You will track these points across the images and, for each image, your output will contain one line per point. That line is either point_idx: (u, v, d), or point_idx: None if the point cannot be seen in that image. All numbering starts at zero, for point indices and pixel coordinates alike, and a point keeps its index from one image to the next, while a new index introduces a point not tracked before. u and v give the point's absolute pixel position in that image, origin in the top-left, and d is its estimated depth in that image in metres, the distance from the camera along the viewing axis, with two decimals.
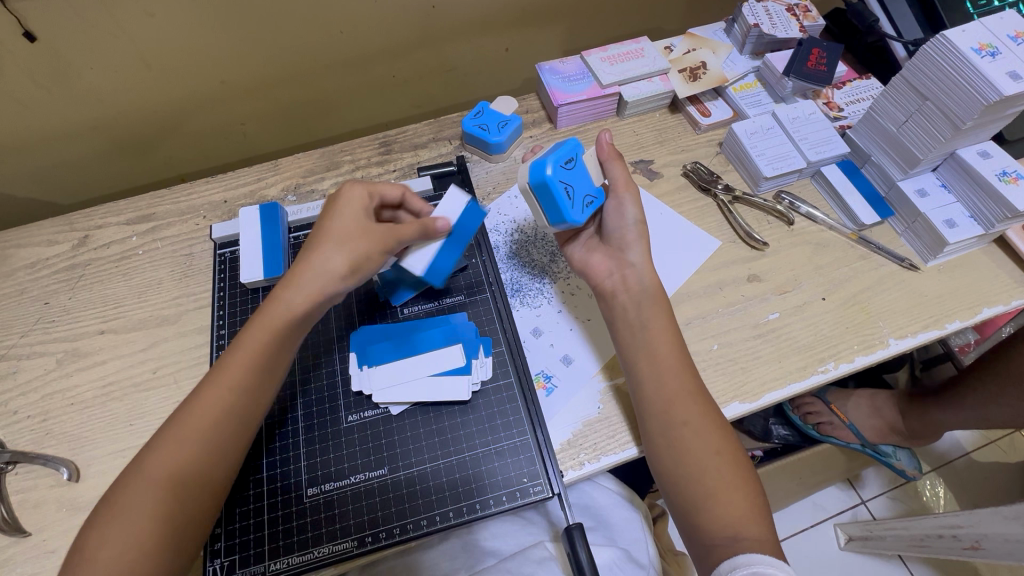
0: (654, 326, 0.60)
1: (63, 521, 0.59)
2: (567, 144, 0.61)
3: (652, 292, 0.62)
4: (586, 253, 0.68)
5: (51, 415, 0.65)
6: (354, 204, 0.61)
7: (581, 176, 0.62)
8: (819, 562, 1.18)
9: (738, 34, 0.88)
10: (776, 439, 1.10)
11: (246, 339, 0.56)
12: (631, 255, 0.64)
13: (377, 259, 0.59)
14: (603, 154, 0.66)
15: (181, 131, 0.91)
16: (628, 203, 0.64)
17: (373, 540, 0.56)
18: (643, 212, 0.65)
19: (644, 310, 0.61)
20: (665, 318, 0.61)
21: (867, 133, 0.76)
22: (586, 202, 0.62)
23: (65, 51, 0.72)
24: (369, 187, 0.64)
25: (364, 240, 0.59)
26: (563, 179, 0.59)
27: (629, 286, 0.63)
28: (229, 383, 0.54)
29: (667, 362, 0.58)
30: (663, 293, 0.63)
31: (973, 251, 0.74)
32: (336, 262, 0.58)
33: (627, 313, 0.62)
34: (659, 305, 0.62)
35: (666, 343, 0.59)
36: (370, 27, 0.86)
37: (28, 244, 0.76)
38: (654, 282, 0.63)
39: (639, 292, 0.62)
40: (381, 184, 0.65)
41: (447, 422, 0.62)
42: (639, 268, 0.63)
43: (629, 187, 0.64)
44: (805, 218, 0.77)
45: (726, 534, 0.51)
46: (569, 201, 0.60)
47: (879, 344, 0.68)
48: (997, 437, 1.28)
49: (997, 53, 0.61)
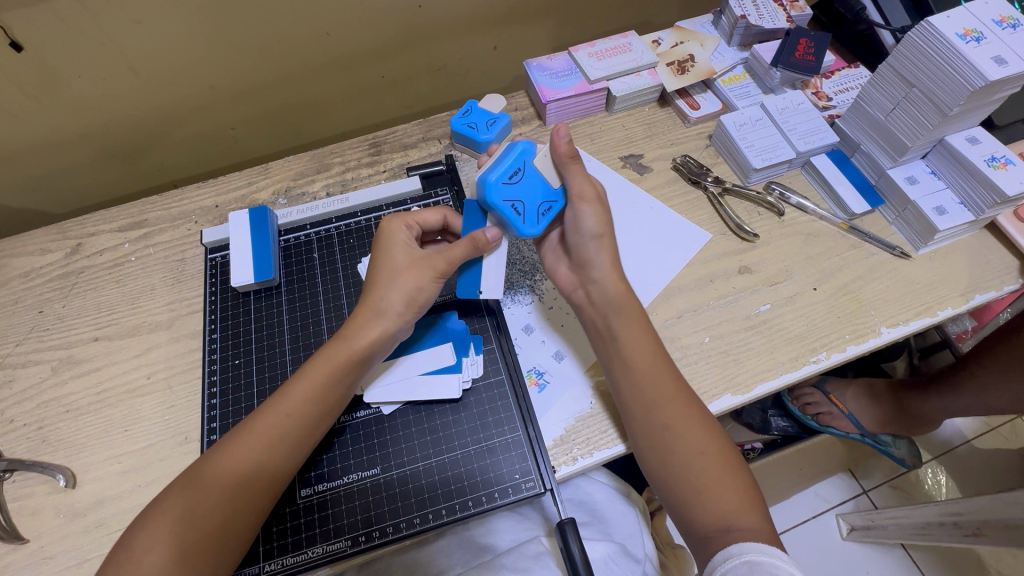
0: (623, 336, 0.60)
1: (61, 527, 0.59)
2: (513, 152, 0.62)
3: (617, 305, 0.61)
4: (556, 260, 0.69)
5: (47, 423, 0.65)
6: (395, 238, 0.62)
7: (530, 183, 0.63)
8: (821, 552, 1.18)
9: (726, 26, 0.87)
10: (775, 431, 1.10)
11: (309, 369, 0.56)
12: (594, 271, 0.63)
13: (431, 286, 0.59)
14: (559, 156, 0.61)
15: (172, 137, 0.92)
16: (586, 214, 0.62)
17: (366, 540, 0.56)
18: (604, 224, 0.62)
19: (612, 322, 0.61)
20: (634, 328, 0.60)
21: (856, 122, 0.75)
22: (542, 209, 0.62)
23: (52, 60, 0.72)
24: (407, 218, 0.64)
25: (416, 268, 0.59)
26: (506, 197, 0.61)
27: (593, 300, 0.63)
28: (283, 411, 0.54)
29: (641, 369, 0.58)
30: (634, 302, 0.62)
31: (965, 237, 0.73)
32: (390, 295, 0.58)
33: (595, 324, 0.63)
34: (628, 316, 0.61)
35: (640, 349, 0.59)
36: (358, 28, 0.86)
37: (21, 253, 0.77)
38: (620, 293, 0.62)
39: (604, 305, 0.62)
40: (420, 213, 0.65)
41: (439, 421, 0.62)
42: (601, 283, 0.62)
43: (585, 195, 0.62)
44: (795, 209, 0.77)
45: (717, 526, 0.51)
46: (519, 214, 0.61)
47: (871, 333, 0.68)
48: (998, 424, 1.28)
49: (982, 38, 0.61)
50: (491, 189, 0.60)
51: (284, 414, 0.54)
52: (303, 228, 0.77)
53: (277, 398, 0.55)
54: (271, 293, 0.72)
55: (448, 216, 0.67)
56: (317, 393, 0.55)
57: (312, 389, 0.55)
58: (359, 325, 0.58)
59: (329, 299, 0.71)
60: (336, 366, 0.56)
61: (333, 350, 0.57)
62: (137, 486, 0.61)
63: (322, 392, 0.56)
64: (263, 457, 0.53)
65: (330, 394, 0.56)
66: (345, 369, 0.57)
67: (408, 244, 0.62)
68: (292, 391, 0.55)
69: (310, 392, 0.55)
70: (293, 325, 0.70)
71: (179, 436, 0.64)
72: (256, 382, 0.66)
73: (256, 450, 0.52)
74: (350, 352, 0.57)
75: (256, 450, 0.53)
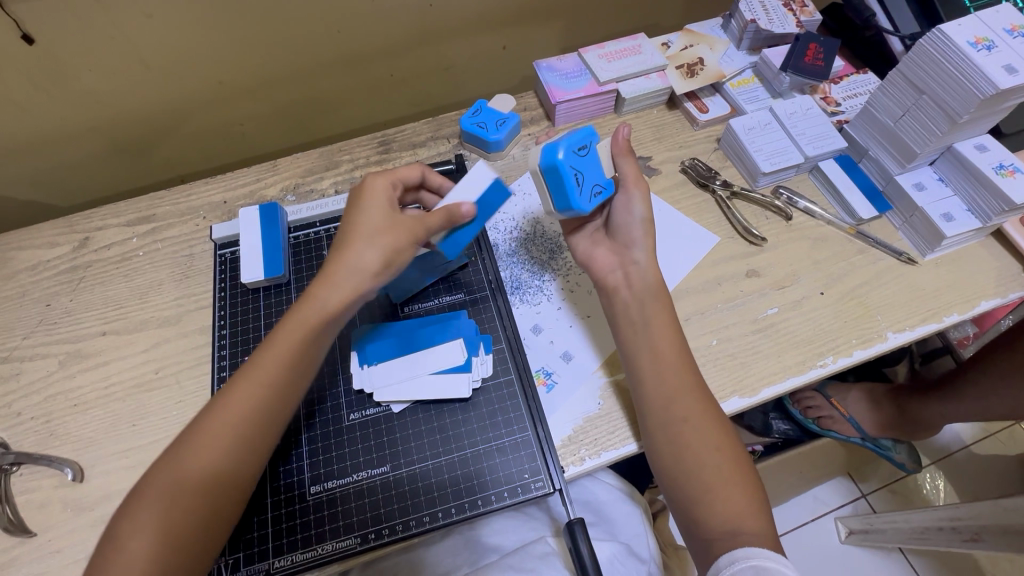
0: (656, 322, 0.60)
1: (67, 521, 0.59)
2: (582, 130, 0.62)
3: (655, 289, 0.62)
4: (591, 246, 0.69)
5: (54, 417, 0.65)
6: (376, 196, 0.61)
7: (592, 163, 0.63)
8: (821, 555, 1.19)
9: (735, 29, 0.88)
10: (776, 434, 1.10)
11: (280, 336, 0.56)
12: (635, 252, 0.64)
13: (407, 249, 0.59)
14: (616, 148, 0.66)
15: (180, 131, 0.91)
16: (636, 199, 0.64)
17: (375, 537, 0.57)
18: (650, 209, 0.65)
19: (646, 307, 0.61)
20: (665, 316, 0.61)
21: (865, 127, 0.76)
22: (595, 191, 0.63)
23: (63, 53, 0.72)
24: (391, 175, 0.64)
25: (392, 228, 0.59)
26: (573, 165, 0.60)
27: (631, 283, 0.63)
28: (258, 381, 0.54)
29: (666, 362, 0.58)
30: (667, 293, 0.63)
31: (971, 245, 0.74)
32: (366, 253, 0.57)
33: (629, 311, 0.62)
34: (662, 303, 0.62)
35: (667, 339, 0.60)
36: (368, 26, 0.87)
37: (29, 246, 0.77)
38: (657, 279, 0.63)
39: (642, 289, 0.63)
40: (401, 171, 0.66)
41: (448, 420, 0.62)
42: (642, 266, 0.63)
43: (639, 182, 0.65)
44: (803, 213, 0.78)
45: (724, 529, 0.51)
46: (578, 187, 0.60)
47: (877, 338, 0.68)
48: (997, 430, 1.29)
49: (993, 47, 0.61)
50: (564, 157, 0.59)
51: (258, 385, 0.54)
52: (312, 225, 0.77)
53: (242, 375, 0.55)
54: (280, 289, 0.72)
55: (426, 172, 0.68)
56: (290, 359, 0.55)
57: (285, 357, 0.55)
58: (331, 288, 0.57)
59: None
60: (310, 328, 0.56)
61: (305, 313, 0.56)
62: None
63: (293, 358, 0.55)
64: None
65: (305, 358, 0.56)
66: (319, 331, 0.56)
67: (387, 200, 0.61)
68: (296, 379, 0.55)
69: (285, 354, 0.55)
70: None
71: None
72: None
73: (234, 427, 0.52)
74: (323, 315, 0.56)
75: (235, 428, 0.52)
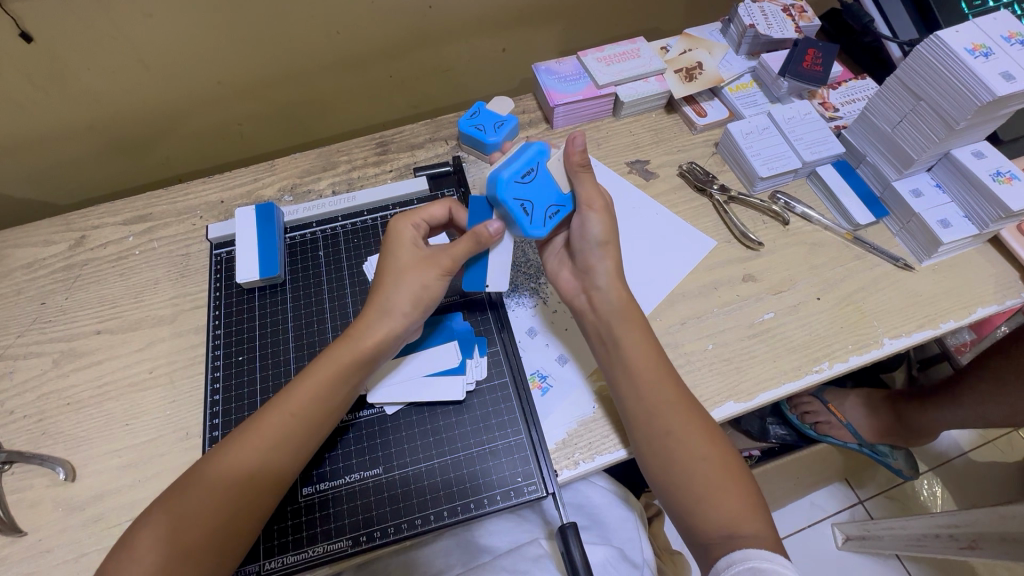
0: (625, 342, 0.60)
1: (59, 521, 0.59)
2: (529, 151, 0.60)
3: (621, 312, 0.61)
4: (558, 266, 0.68)
5: (48, 415, 0.65)
6: (403, 237, 0.61)
7: (542, 186, 0.61)
8: (817, 561, 1.18)
9: (734, 34, 0.88)
10: (773, 439, 1.10)
11: (317, 368, 0.56)
12: (596, 278, 0.63)
13: (437, 283, 0.59)
14: (570, 163, 0.61)
15: (179, 131, 0.91)
16: (593, 221, 0.62)
17: (367, 540, 0.56)
18: (609, 231, 0.62)
19: (615, 328, 0.61)
20: (638, 335, 0.60)
21: (863, 133, 0.76)
22: (550, 213, 0.61)
23: (62, 52, 0.72)
24: (414, 215, 0.63)
25: (421, 267, 0.59)
26: (517, 196, 0.59)
27: (596, 306, 0.63)
28: (289, 409, 0.54)
29: (644, 376, 0.58)
30: (636, 308, 0.62)
31: (968, 251, 0.74)
32: (397, 295, 0.58)
33: (600, 332, 0.62)
34: (633, 321, 0.61)
35: (643, 356, 0.59)
36: (368, 27, 0.87)
37: (25, 244, 0.76)
38: (623, 299, 0.62)
39: (607, 312, 0.62)
40: (425, 209, 0.64)
41: (442, 422, 0.62)
42: (605, 291, 0.62)
43: (595, 201, 0.62)
44: (800, 218, 0.78)
45: (721, 533, 0.51)
46: (526, 215, 0.59)
47: (874, 344, 0.68)
48: (995, 437, 1.28)
49: (991, 54, 0.61)
50: (503, 186, 0.58)
51: (291, 413, 0.54)
52: (309, 225, 0.77)
53: (276, 402, 0.55)
54: (276, 290, 0.72)
55: (453, 208, 0.65)
56: (325, 392, 0.55)
57: (318, 389, 0.55)
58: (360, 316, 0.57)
59: (334, 299, 0.71)
60: (345, 365, 0.56)
61: (341, 349, 0.57)
62: (137, 481, 0.61)
63: (329, 391, 0.55)
64: (265, 456, 0.52)
65: (338, 393, 0.56)
66: (354, 369, 0.56)
67: (415, 243, 0.62)
68: (302, 391, 0.55)
69: (316, 387, 0.55)
70: (297, 324, 0.70)
71: (180, 431, 0.64)
72: (259, 379, 0.66)
73: (261, 449, 0.52)
74: (360, 352, 0.57)
75: (262, 450, 0.52)
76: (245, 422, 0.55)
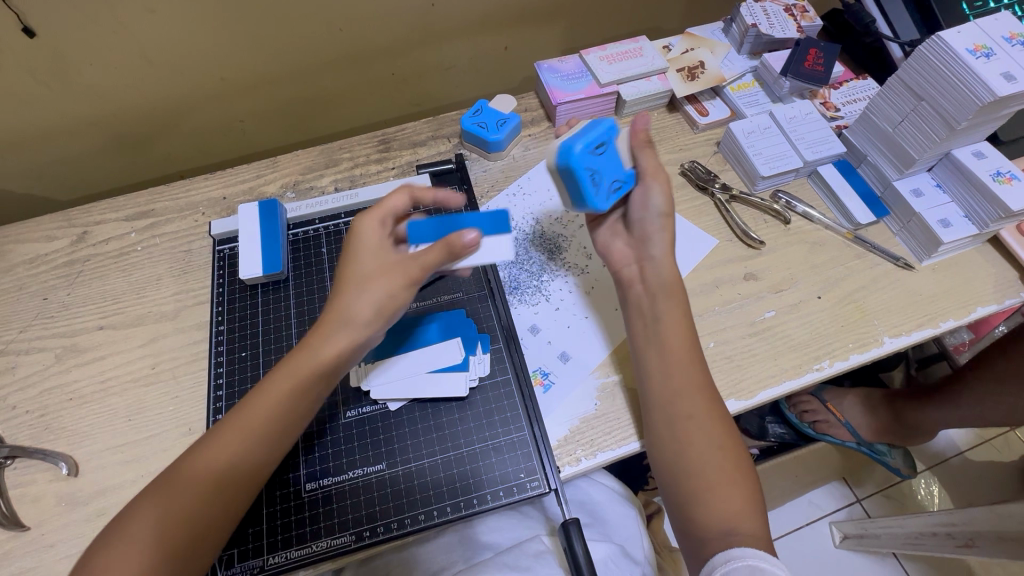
0: (667, 318, 0.60)
1: (61, 515, 0.59)
2: (602, 125, 0.60)
3: (668, 284, 0.62)
4: (610, 239, 0.68)
5: (50, 410, 0.65)
6: (367, 238, 0.59)
7: (609, 160, 0.61)
8: (815, 559, 1.19)
9: (736, 33, 0.88)
10: (771, 437, 1.10)
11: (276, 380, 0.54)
12: (652, 248, 0.63)
13: (403, 293, 0.56)
14: (636, 139, 0.64)
15: (180, 128, 0.91)
16: (655, 191, 0.63)
17: (371, 535, 0.57)
18: (670, 202, 0.63)
19: (659, 304, 0.61)
20: (678, 310, 0.61)
21: (863, 133, 0.76)
22: (613, 187, 0.62)
23: (64, 48, 0.72)
24: (376, 214, 0.60)
25: (384, 275, 0.56)
26: (590, 166, 0.58)
27: (645, 277, 0.63)
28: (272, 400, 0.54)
29: (672, 358, 0.58)
30: (682, 287, 0.62)
31: (968, 251, 0.74)
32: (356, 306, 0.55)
33: (641, 303, 0.62)
34: (675, 299, 0.61)
35: (678, 335, 0.59)
36: (371, 25, 0.87)
37: (27, 240, 0.76)
38: (673, 275, 0.62)
39: (655, 283, 0.62)
40: (389, 202, 0.61)
41: (444, 419, 0.62)
42: (658, 262, 0.63)
43: (659, 174, 0.63)
44: (802, 217, 0.78)
45: (720, 529, 0.51)
46: (594, 185, 0.59)
47: (874, 342, 0.69)
48: (991, 436, 1.29)
49: (992, 54, 0.62)
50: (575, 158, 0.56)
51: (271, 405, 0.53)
52: (312, 222, 0.77)
53: (254, 395, 0.54)
54: (279, 286, 0.72)
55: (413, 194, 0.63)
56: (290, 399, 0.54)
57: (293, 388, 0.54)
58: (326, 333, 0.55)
59: None
60: (305, 374, 0.54)
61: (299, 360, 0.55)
62: (140, 476, 0.61)
63: (293, 399, 0.54)
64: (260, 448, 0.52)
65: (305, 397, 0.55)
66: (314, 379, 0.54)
67: (378, 246, 0.59)
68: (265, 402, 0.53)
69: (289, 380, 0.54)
70: (300, 320, 0.70)
71: (182, 427, 0.64)
72: (262, 375, 0.66)
73: (245, 439, 0.52)
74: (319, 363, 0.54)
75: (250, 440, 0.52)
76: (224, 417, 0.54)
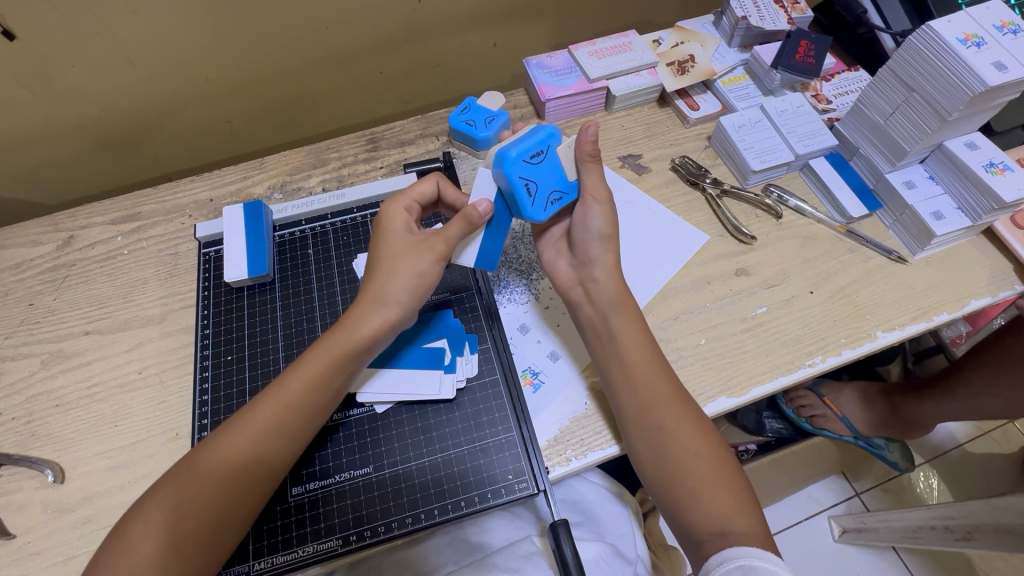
0: (625, 336, 0.60)
1: (48, 523, 0.59)
2: (541, 132, 0.60)
3: (617, 303, 0.61)
4: (554, 257, 0.67)
5: (36, 417, 0.64)
6: (395, 220, 0.60)
7: (548, 170, 0.60)
8: (814, 554, 1.19)
9: (726, 26, 0.87)
10: (769, 432, 1.10)
11: (306, 362, 0.56)
12: (596, 269, 0.63)
13: (431, 270, 0.58)
14: (581, 153, 0.61)
15: (168, 129, 0.91)
16: (594, 213, 0.62)
17: (357, 539, 0.56)
18: (611, 224, 0.63)
19: (612, 321, 0.61)
20: (634, 329, 0.60)
21: (856, 125, 0.75)
22: (550, 199, 0.61)
23: (46, 51, 0.71)
24: (404, 198, 0.62)
25: (414, 254, 0.58)
26: (523, 174, 0.58)
27: (593, 298, 0.62)
28: (281, 401, 0.54)
29: (639, 372, 0.58)
30: (632, 303, 0.62)
31: (962, 243, 0.74)
32: (392, 282, 0.57)
33: (594, 323, 0.62)
34: (628, 315, 0.61)
35: (639, 348, 0.59)
36: (357, 22, 0.86)
37: (13, 245, 0.76)
38: (620, 293, 0.62)
39: (604, 303, 0.62)
40: (415, 189, 0.63)
41: (432, 420, 0.62)
42: (602, 282, 0.62)
43: (599, 193, 0.62)
44: (793, 211, 0.77)
45: (711, 530, 0.51)
46: (528, 195, 0.59)
47: (867, 337, 0.68)
48: (990, 429, 1.28)
49: (983, 44, 0.61)
50: (509, 163, 0.57)
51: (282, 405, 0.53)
52: (298, 224, 0.76)
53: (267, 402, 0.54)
54: (265, 289, 0.71)
55: (441, 183, 0.65)
56: (315, 381, 0.55)
57: (309, 380, 0.55)
58: (362, 314, 0.57)
59: (324, 297, 0.71)
60: (334, 359, 0.55)
61: (331, 342, 0.56)
62: (126, 482, 0.60)
63: (318, 382, 0.55)
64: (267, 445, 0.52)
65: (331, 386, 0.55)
66: (344, 361, 0.56)
67: (408, 225, 0.60)
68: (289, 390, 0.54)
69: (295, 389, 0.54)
70: (287, 324, 0.69)
71: (170, 432, 0.63)
72: (248, 378, 0.66)
73: (251, 440, 0.52)
74: (351, 343, 0.56)
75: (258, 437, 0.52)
76: (237, 412, 0.54)
